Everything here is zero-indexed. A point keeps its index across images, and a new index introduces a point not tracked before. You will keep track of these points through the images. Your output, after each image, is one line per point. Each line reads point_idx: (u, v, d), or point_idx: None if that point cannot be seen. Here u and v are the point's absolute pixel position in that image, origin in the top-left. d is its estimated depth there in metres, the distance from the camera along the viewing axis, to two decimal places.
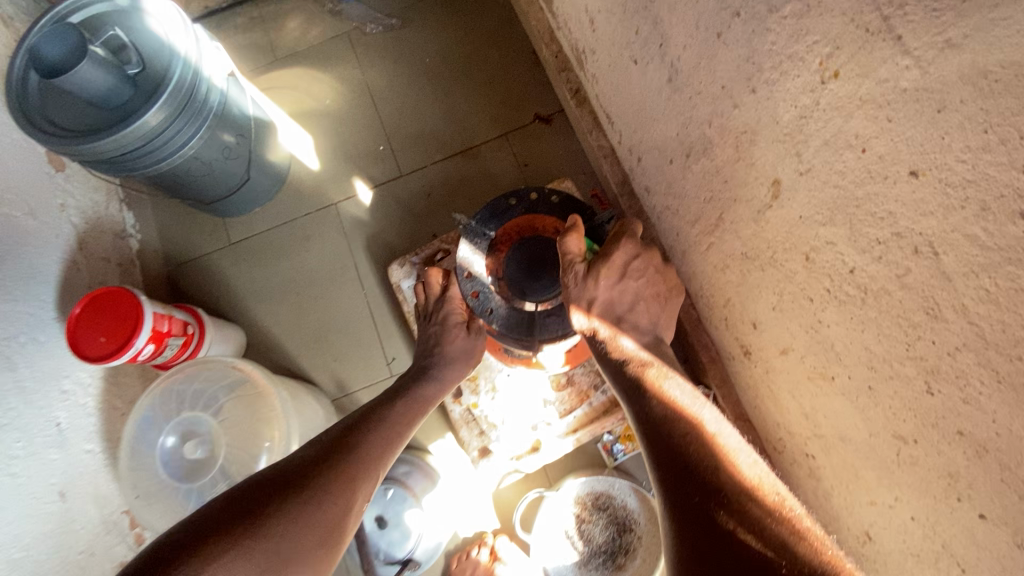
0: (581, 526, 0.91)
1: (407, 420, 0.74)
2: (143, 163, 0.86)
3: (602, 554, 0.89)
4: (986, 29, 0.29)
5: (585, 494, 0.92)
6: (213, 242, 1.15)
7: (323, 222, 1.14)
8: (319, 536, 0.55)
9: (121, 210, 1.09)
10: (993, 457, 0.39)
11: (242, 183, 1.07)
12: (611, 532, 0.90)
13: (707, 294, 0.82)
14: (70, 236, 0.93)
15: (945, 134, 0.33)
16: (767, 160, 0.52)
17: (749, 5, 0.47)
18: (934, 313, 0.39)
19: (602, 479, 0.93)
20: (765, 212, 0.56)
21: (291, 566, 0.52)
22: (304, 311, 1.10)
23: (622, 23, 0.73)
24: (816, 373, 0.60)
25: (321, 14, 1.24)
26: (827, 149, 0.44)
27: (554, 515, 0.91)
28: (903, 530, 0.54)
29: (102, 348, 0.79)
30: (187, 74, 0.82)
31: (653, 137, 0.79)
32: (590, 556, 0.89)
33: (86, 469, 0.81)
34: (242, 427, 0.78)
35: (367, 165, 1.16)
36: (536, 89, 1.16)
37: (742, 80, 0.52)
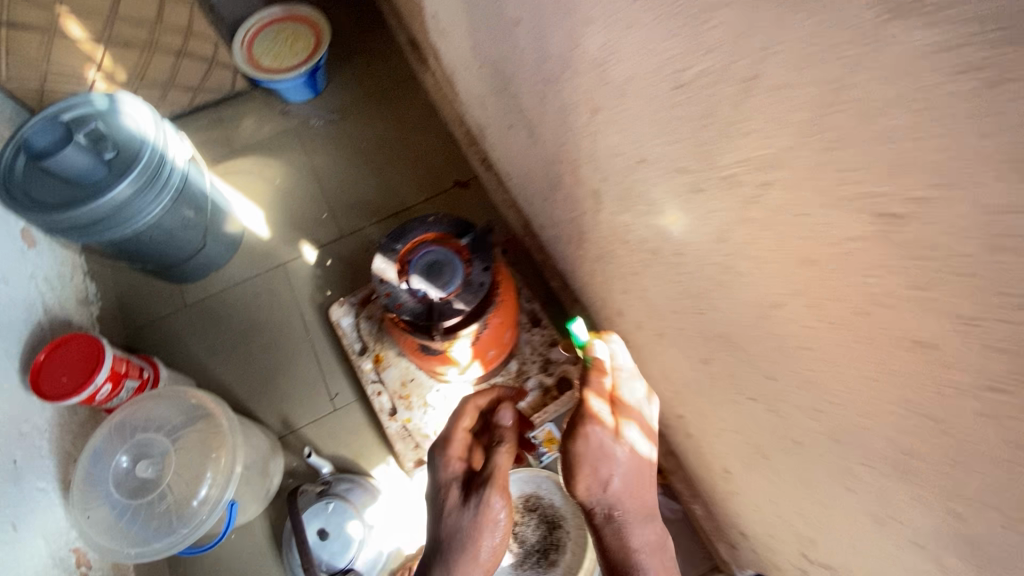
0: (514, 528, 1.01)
1: None
2: (112, 228, 1.01)
3: (535, 553, 1.00)
4: (634, 69, 0.51)
5: (514, 497, 1.03)
6: (170, 305, 1.27)
7: (273, 280, 1.29)
8: None
9: (84, 280, 1.22)
10: (736, 345, 0.57)
11: (199, 250, 1.23)
12: (542, 529, 1.01)
13: (592, 300, 1.01)
14: (37, 300, 1.05)
15: (642, 132, 0.55)
16: (586, 176, 0.74)
17: (551, 74, 0.71)
18: (678, 251, 0.59)
19: (529, 482, 1.04)
20: (597, 214, 0.77)
21: None
22: (253, 360, 1.21)
23: (497, 100, 0.98)
24: (657, 334, 0.78)
25: (271, 115, 1.49)
26: (606, 158, 0.65)
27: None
28: (735, 443, 0.71)
29: (64, 387, 0.89)
30: (151, 157, 1.02)
31: (532, 181, 1.02)
32: (525, 554, 1.00)
33: (38, 506, 0.86)
34: (190, 446, 0.86)
35: (312, 231, 1.35)
36: (454, 161, 1.41)
37: (561, 124, 0.75)
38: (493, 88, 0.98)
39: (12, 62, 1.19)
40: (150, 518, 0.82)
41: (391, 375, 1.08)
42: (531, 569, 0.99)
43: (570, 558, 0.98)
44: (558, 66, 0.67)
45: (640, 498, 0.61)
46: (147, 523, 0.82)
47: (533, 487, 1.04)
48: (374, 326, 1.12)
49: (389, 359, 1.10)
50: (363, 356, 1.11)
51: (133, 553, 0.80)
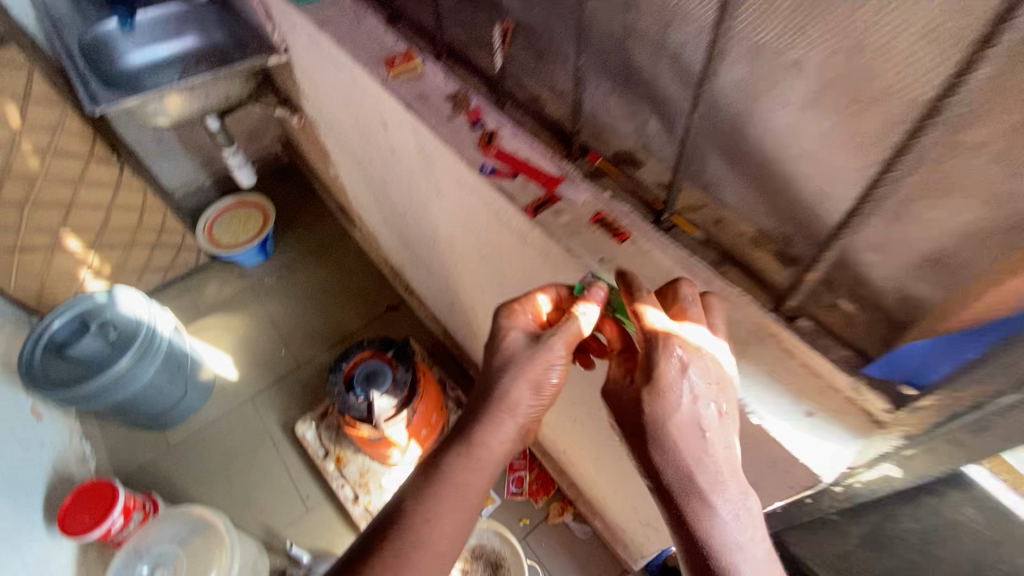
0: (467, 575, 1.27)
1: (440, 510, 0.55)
2: (116, 391, 1.31)
3: None
4: (462, 246, 0.94)
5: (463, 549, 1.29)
6: (156, 449, 1.51)
7: (245, 412, 1.58)
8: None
9: (81, 442, 1.45)
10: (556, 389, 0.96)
11: (181, 400, 1.51)
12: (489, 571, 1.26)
13: None
14: (49, 463, 1.28)
15: (476, 276, 0.97)
16: (462, 298, 1.15)
17: (428, 241, 1.14)
18: None
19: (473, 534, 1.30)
20: (476, 320, 1.18)
21: None
22: (234, 481, 1.45)
23: (404, 251, 1.40)
24: None
25: (231, 278, 1.86)
26: (467, 288, 1.07)
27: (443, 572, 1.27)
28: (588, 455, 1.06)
29: (86, 525, 1.11)
30: (146, 331, 1.35)
31: (438, 300, 1.42)
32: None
33: None
34: (197, 549, 1.11)
35: (274, 365, 1.66)
36: (384, 290, 1.81)
37: (441, 268, 1.17)
38: (400, 244, 1.42)
39: (20, 276, 1.49)
40: None
41: (351, 469, 1.37)
42: None
43: None
44: (430, 239, 1.11)
45: (681, 460, 0.48)
46: None
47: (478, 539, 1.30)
48: (333, 433, 1.43)
49: (349, 457, 1.39)
50: (327, 459, 1.39)
51: None
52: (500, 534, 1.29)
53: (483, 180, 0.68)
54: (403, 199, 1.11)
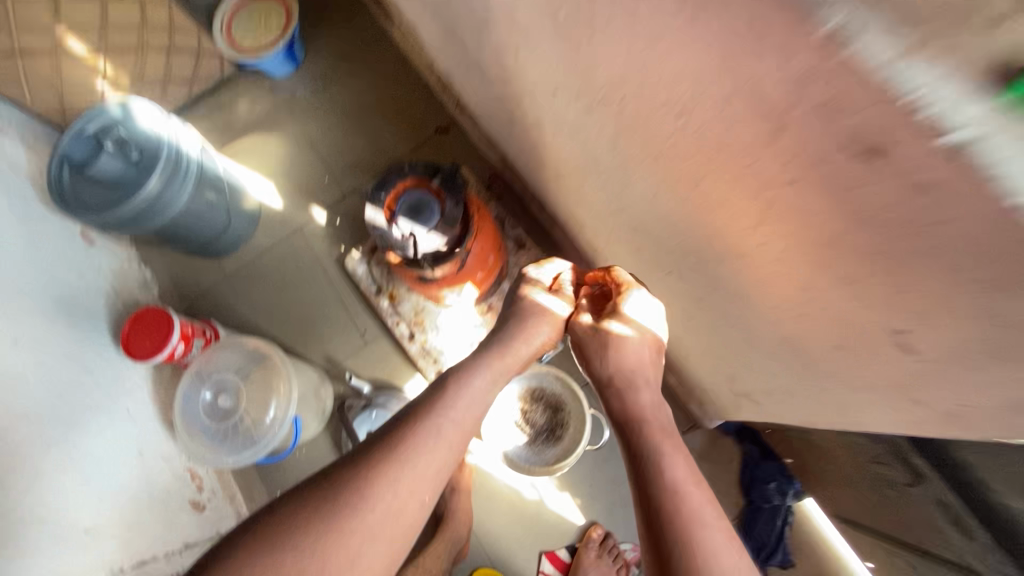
0: (522, 415, 1.22)
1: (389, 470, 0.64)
2: (152, 216, 1.20)
3: (544, 432, 1.20)
4: None
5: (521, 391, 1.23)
6: (213, 278, 1.49)
7: (294, 243, 1.48)
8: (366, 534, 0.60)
9: (139, 268, 1.43)
10: None
11: (225, 228, 1.41)
12: (546, 415, 1.20)
13: (564, 215, 1.15)
14: (107, 289, 1.28)
15: None
16: (529, 107, 0.87)
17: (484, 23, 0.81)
18: None
19: (533, 379, 1.23)
20: (546, 140, 0.90)
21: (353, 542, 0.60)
22: (291, 312, 1.43)
23: (453, 47, 1.08)
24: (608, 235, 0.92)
25: (262, 93, 1.62)
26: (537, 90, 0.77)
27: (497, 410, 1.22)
28: None
29: (149, 349, 1.12)
30: (172, 151, 1.20)
31: (497, 117, 1.13)
32: (534, 435, 1.20)
33: (153, 438, 1.11)
34: (256, 378, 1.10)
35: (318, 193, 1.51)
36: (433, 107, 1.51)
37: (501, 65, 0.86)
38: (447, 38, 1.09)
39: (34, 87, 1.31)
40: (234, 434, 1.07)
41: (404, 308, 1.28)
42: (542, 445, 1.19)
43: (574, 433, 1.18)
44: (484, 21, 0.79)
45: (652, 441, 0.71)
46: (233, 439, 1.07)
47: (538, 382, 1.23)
48: (384, 270, 1.31)
49: (402, 295, 1.28)
50: (380, 296, 1.30)
51: (232, 460, 1.05)
52: (562, 380, 1.21)
53: None
54: None
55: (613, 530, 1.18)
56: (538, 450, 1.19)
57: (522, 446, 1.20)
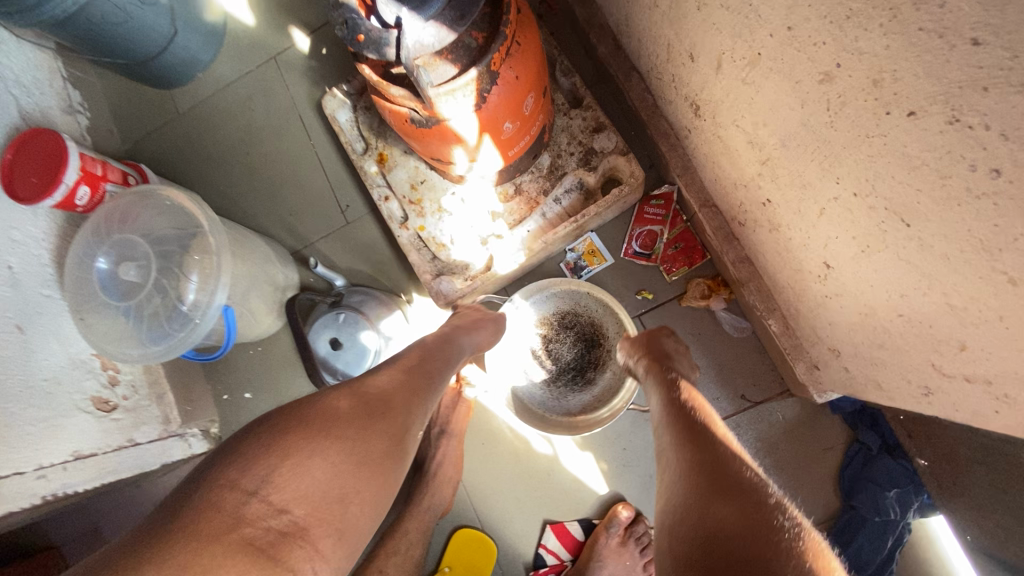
0: (542, 345, 0.88)
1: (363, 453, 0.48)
2: (46, 0, 0.80)
3: (570, 371, 0.87)
4: None
5: (545, 313, 0.89)
6: (164, 115, 1.13)
7: (266, 77, 1.09)
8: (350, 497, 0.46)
9: (64, 86, 1.07)
10: (910, 0, 0.31)
11: (169, 39, 1.01)
12: (577, 350, 0.87)
13: (652, 55, 0.73)
14: (11, 106, 0.90)
15: None
16: None
17: None
18: None
19: (564, 299, 0.88)
20: None
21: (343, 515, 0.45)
22: (257, 171, 1.08)
23: None
24: (747, 66, 0.51)
25: None
26: None
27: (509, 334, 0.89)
28: (852, 218, 0.47)
29: (36, 188, 0.79)
30: None
31: None
32: (556, 374, 0.87)
33: (47, 311, 0.82)
34: (176, 245, 0.77)
35: (301, 11, 1.09)
36: None
37: None
38: None
39: None
40: (142, 321, 0.76)
41: (398, 178, 0.90)
42: (566, 388, 0.87)
43: (610, 380, 0.86)
44: None
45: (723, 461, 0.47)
46: (143, 327, 0.76)
47: (570, 303, 0.88)
48: (374, 119, 0.92)
49: (395, 159, 0.90)
50: (366, 158, 0.91)
51: (137, 355, 0.75)
52: (605, 304, 0.86)
53: None
54: None
55: (642, 510, 0.89)
56: (560, 395, 0.86)
57: (538, 386, 0.87)
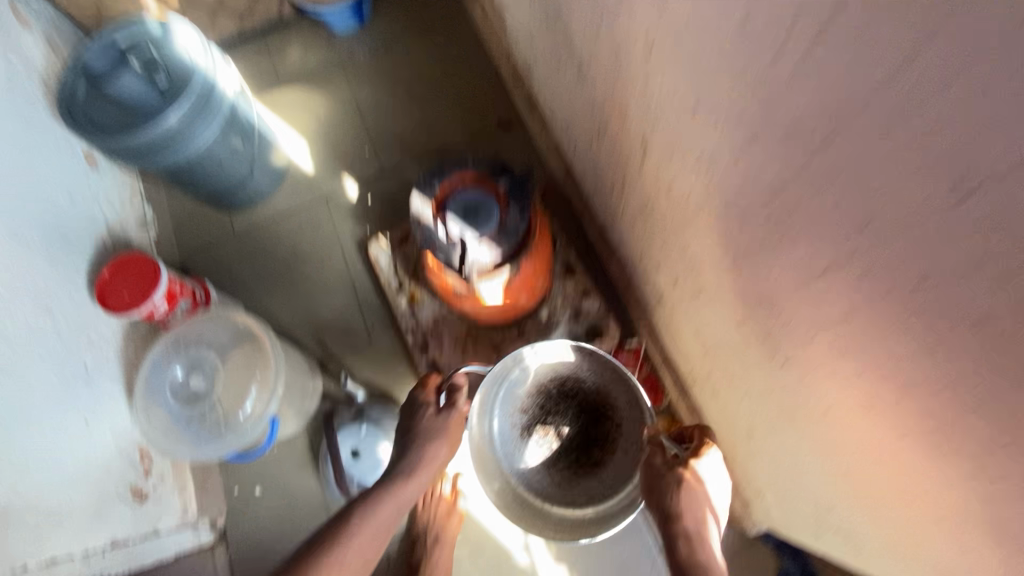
0: (545, 417, 0.92)
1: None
2: (167, 150, 1.05)
3: (568, 459, 0.91)
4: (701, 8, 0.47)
5: (546, 382, 0.93)
6: (219, 232, 1.33)
7: (316, 213, 1.33)
8: None
9: (141, 205, 1.29)
10: (776, 306, 0.55)
11: (246, 181, 1.26)
12: (581, 422, 0.91)
13: (631, 251, 0.99)
14: (101, 221, 1.15)
15: (703, 77, 0.51)
16: (637, 122, 0.71)
17: (609, 8, 0.66)
18: (728, 206, 0.57)
19: (567, 368, 0.92)
20: (647, 160, 0.74)
21: None
22: (296, 288, 1.27)
23: (550, 35, 0.93)
24: (694, 292, 0.76)
25: (317, 43, 1.47)
26: (662, 102, 0.62)
27: (512, 400, 0.92)
28: (762, 404, 0.69)
29: (127, 302, 0.96)
30: (205, 85, 1.05)
31: (578, 123, 0.98)
32: (560, 455, 0.91)
33: (108, 405, 0.97)
34: (239, 362, 0.94)
35: (354, 165, 1.36)
36: (499, 99, 1.36)
37: (615, 62, 0.70)
38: (544, 17, 0.93)
39: None
40: (198, 427, 0.91)
41: (425, 313, 1.12)
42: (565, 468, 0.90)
43: None
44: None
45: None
46: (197, 432, 0.90)
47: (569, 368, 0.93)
48: (409, 264, 1.15)
49: (424, 297, 1.13)
50: (400, 293, 1.15)
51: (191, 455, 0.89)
52: (610, 374, 0.90)
53: None
54: None
55: None
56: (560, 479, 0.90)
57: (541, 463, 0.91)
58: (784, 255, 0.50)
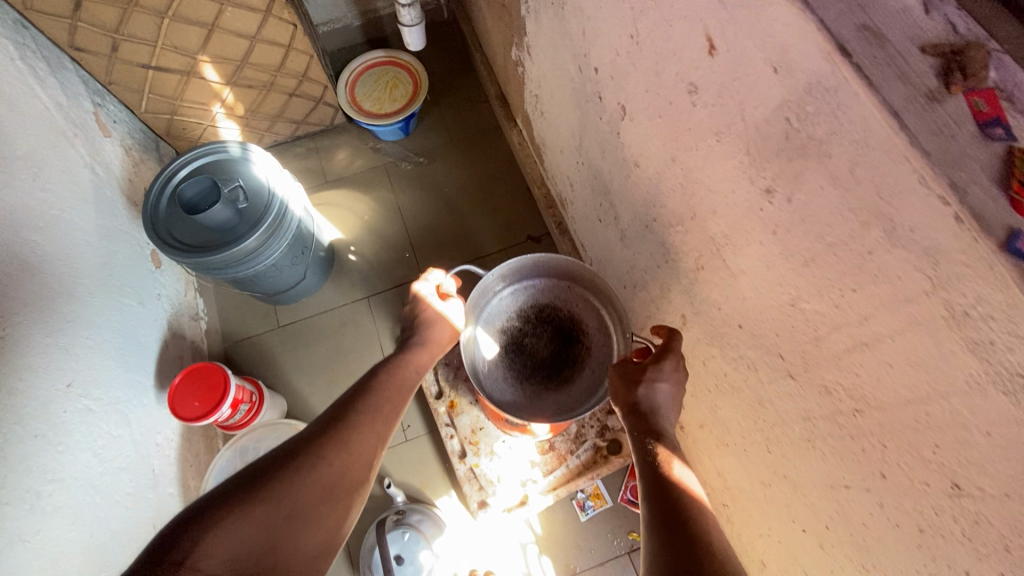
0: (520, 338, 1.01)
1: (278, 519, 0.61)
2: (241, 264, 1.14)
3: (540, 352, 1.00)
4: (752, 275, 0.62)
5: (525, 304, 1.03)
6: (264, 324, 1.42)
7: (358, 310, 1.44)
8: (298, 519, 0.62)
9: (195, 297, 1.38)
10: (800, 489, 0.68)
11: (299, 281, 1.35)
12: (554, 344, 1.00)
13: None
14: (163, 318, 1.23)
15: (749, 314, 0.66)
16: (677, 302, 0.86)
17: (662, 218, 0.81)
18: (760, 404, 0.70)
19: (546, 290, 1.04)
20: (682, 331, 0.88)
21: (288, 533, 0.61)
22: (337, 383, 1.36)
23: (594, 196, 1.09)
24: (720, 441, 0.89)
25: (364, 149, 1.61)
26: (705, 305, 0.76)
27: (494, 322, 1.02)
28: (777, 550, 0.81)
29: (196, 412, 1.04)
30: (278, 207, 1.14)
31: (612, 268, 1.13)
32: (534, 375, 0.98)
33: (169, 508, 1.04)
34: None
35: (395, 267, 1.48)
36: (529, 216, 1.52)
37: (661, 253, 0.86)
38: (590, 181, 1.09)
39: (150, 97, 1.30)
40: None
41: (463, 421, 1.21)
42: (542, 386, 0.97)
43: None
44: (670, 217, 0.77)
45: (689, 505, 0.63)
46: None
47: (541, 281, 1.04)
48: (450, 373, 1.25)
49: (463, 406, 1.22)
50: (440, 399, 1.23)
51: None
52: (587, 298, 1.02)
53: (1000, 271, 0.34)
54: (651, 151, 0.76)
55: None
56: (530, 380, 0.98)
57: (501, 351, 1.00)
58: (810, 460, 0.63)
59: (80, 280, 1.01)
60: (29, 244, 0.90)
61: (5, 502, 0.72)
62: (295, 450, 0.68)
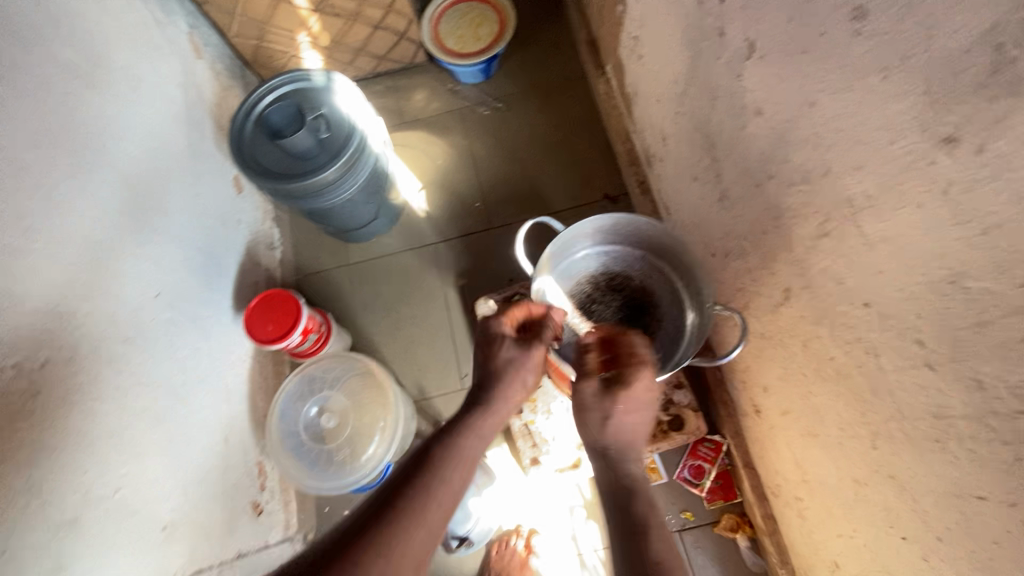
0: (588, 305, 0.97)
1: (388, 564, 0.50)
2: (318, 195, 1.14)
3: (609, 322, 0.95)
4: (896, 244, 0.53)
5: (596, 271, 0.98)
6: (334, 260, 1.44)
7: (424, 255, 1.42)
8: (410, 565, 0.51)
9: (271, 227, 1.41)
10: (910, 493, 0.60)
11: (370, 220, 1.35)
12: (622, 314, 0.95)
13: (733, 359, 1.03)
14: (241, 243, 1.26)
15: (881, 289, 0.57)
16: (782, 273, 0.77)
17: (779, 176, 0.71)
18: (874, 393, 0.62)
19: (619, 258, 0.98)
20: (782, 307, 0.79)
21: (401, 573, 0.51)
22: (399, 325, 1.37)
23: (692, 151, 0.99)
24: (807, 431, 0.81)
25: (442, 90, 1.57)
26: (819, 277, 0.68)
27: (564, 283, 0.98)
28: (862, 555, 0.74)
29: (269, 335, 1.07)
30: (358, 139, 1.12)
31: (701, 233, 1.04)
32: None
33: (239, 422, 1.09)
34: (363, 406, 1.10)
35: (464, 215, 1.45)
36: (608, 173, 1.43)
37: (768, 217, 0.77)
38: (689, 135, 0.99)
39: (241, 20, 1.30)
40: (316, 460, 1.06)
41: None
42: None
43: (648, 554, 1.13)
44: (792, 173, 0.68)
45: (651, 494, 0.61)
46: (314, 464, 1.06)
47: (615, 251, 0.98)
48: None
49: None
50: None
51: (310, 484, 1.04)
52: (662, 269, 0.95)
53: None
54: (781, 96, 0.67)
55: None
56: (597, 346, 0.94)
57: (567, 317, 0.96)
58: (935, 462, 0.55)
59: (174, 213, 1.03)
60: (126, 153, 0.93)
61: (96, 397, 0.76)
62: (387, 498, 0.57)
